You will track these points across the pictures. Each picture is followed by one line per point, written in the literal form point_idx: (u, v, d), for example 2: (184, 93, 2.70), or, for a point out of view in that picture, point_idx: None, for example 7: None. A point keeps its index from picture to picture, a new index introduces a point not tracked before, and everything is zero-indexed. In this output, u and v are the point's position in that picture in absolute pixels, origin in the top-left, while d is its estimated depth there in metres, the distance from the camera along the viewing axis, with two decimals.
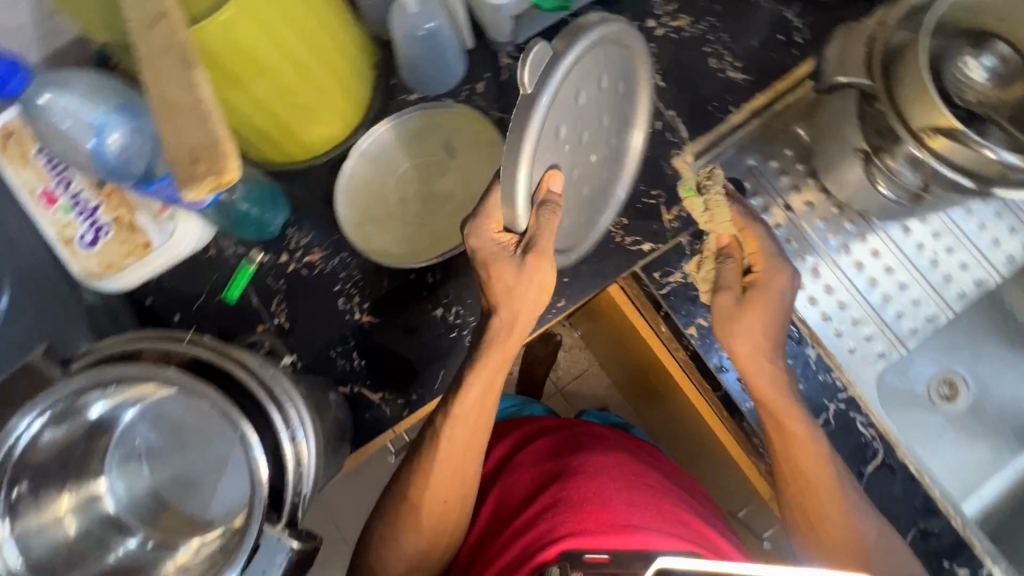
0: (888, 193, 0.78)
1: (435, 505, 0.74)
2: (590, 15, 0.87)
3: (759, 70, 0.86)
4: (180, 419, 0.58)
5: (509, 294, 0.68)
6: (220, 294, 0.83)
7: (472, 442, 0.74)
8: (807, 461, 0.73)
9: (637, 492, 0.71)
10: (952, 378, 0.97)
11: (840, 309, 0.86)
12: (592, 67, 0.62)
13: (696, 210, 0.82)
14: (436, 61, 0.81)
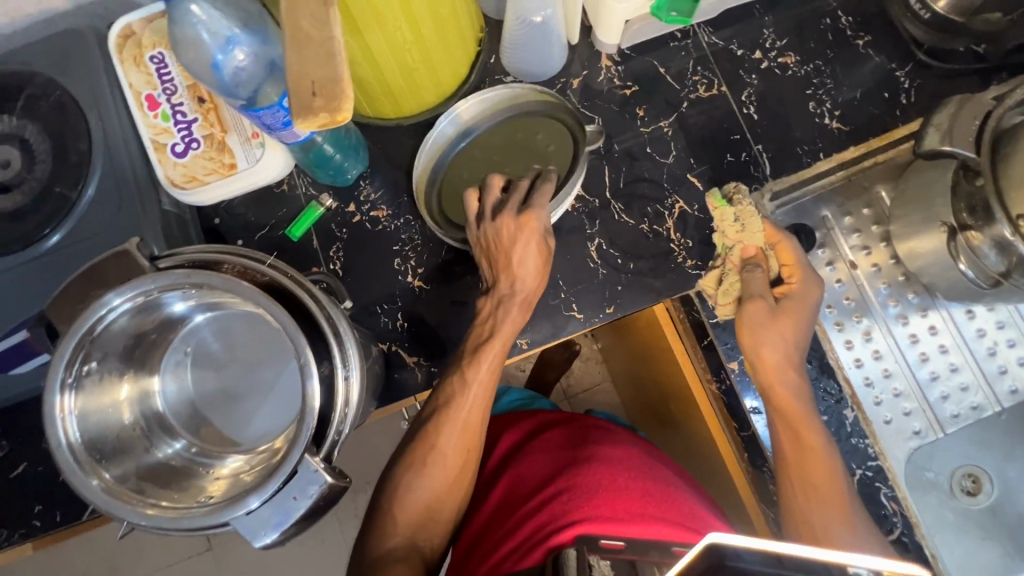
0: (968, 272, 0.75)
1: (451, 471, 0.73)
2: (699, 35, 0.87)
3: (856, 122, 0.85)
4: (241, 333, 0.60)
5: (541, 262, 0.73)
6: (283, 228, 0.85)
7: (488, 388, 0.74)
8: (828, 495, 0.71)
9: (654, 484, 0.73)
10: (976, 474, 0.86)
11: (885, 378, 0.85)
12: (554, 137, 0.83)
13: (723, 222, 0.79)
14: (541, 49, 0.82)
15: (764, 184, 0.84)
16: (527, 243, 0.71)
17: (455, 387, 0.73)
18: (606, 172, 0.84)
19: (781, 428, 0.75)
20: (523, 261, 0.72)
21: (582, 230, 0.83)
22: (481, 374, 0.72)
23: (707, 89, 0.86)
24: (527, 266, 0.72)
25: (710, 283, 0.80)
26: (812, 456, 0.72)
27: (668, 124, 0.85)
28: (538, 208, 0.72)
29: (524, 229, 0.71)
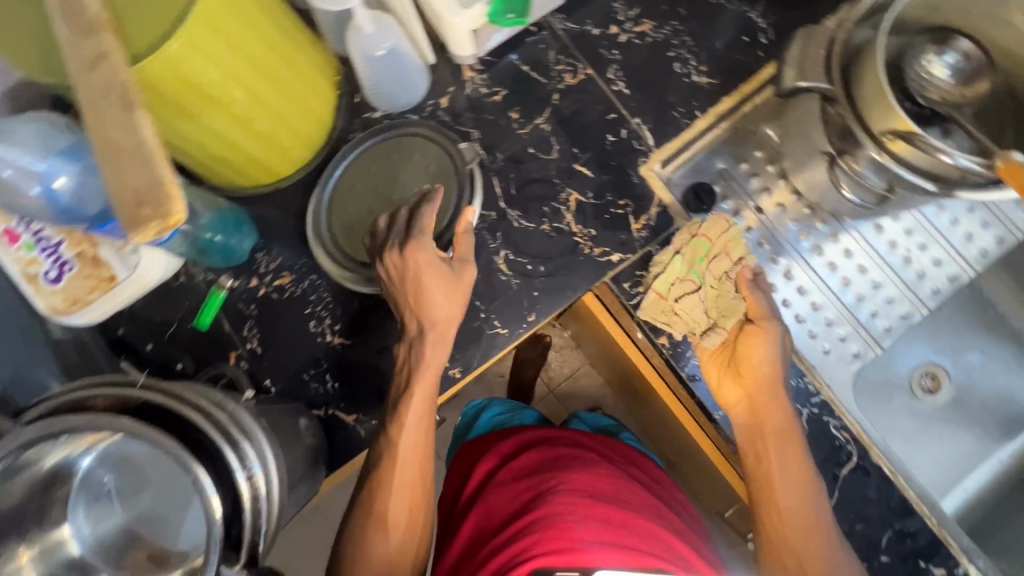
0: (853, 197, 0.78)
1: (400, 523, 0.74)
2: (553, 24, 0.87)
3: (724, 72, 0.85)
4: (137, 459, 0.57)
5: (456, 303, 0.73)
6: (190, 321, 0.83)
7: (422, 431, 0.75)
8: (772, 460, 0.72)
9: (620, 512, 0.73)
10: (936, 372, 1.04)
11: (815, 311, 0.86)
12: (428, 157, 0.83)
13: (705, 235, 0.80)
14: (396, 78, 0.81)
15: (652, 154, 0.84)
16: (436, 290, 0.72)
17: (389, 438, 0.74)
18: (496, 182, 0.84)
19: (747, 403, 0.74)
20: (427, 303, 0.72)
21: (485, 246, 0.82)
22: (409, 423, 0.74)
23: (573, 76, 0.85)
24: (437, 305, 0.72)
25: (687, 296, 0.79)
26: (763, 414, 0.73)
27: (544, 119, 0.85)
28: (422, 239, 0.72)
29: (413, 262, 0.71)
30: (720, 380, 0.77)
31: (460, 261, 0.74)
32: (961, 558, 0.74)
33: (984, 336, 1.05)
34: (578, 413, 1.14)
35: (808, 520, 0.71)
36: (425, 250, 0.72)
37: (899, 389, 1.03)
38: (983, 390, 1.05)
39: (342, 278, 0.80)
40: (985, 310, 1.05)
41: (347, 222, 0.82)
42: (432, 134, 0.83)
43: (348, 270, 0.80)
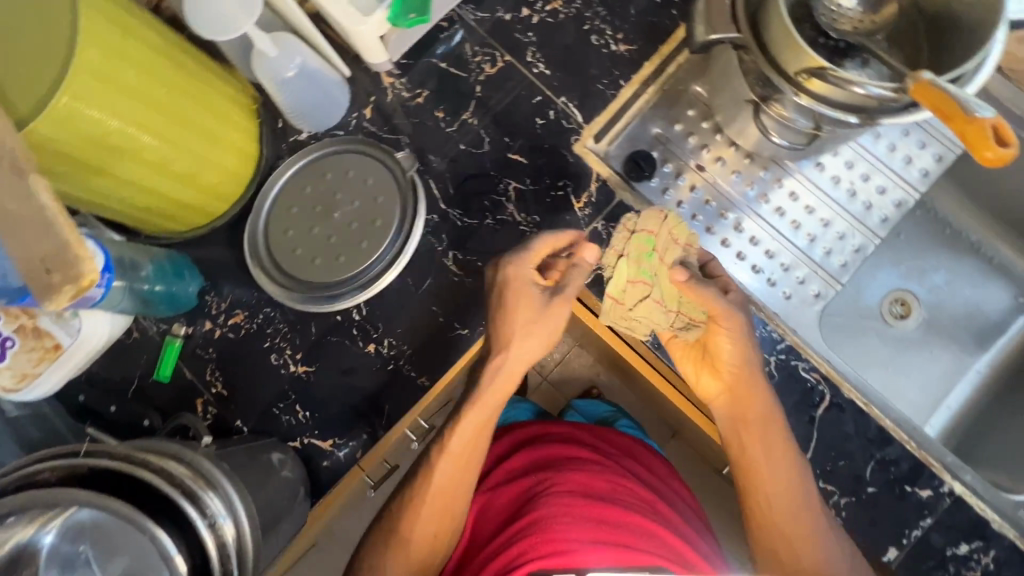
0: (781, 141, 0.79)
1: (425, 540, 0.75)
2: (464, 17, 0.85)
3: (641, 36, 0.84)
4: (96, 529, 0.53)
5: (542, 338, 0.73)
6: (151, 375, 0.82)
7: (475, 445, 0.76)
8: (755, 440, 0.71)
9: (609, 509, 0.71)
10: (903, 297, 1.06)
11: (770, 257, 0.86)
12: (358, 169, 0.82)
13: (647, 233, 0.76)
14: (313, 96, 0.80)
15: (583, 131, 0.83)
16: (532, 317, 0.72)
17: (436, 460, 0.76)
18: (433, 185, 0.83)
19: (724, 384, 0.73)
20: (529, 334, 0.73)
21: (433, 250, 0.82)
22: (457, 444, 0.75)
23: (493, 65, 0.85)
24: (519, 325, 0.73)
25: (652, 306, 0.75)
26: (746, 404, 0.72)
27: (471, 114, 0.84)
28: (519, 259, 0.73)
29: (507, 276, 0.73)
30: (697, 375, 0.76)
31: (559, 291, 0.73)
32: (945, 477, 0.75)
33: (944, 253, 1.07)
34: (576, 403, 1.14)
35: (796, 504, 0.69)
36: (525, 277, 0.73)
37: (869, 316, 1.05)
38: (952, 306, 1.06)
39: (292, 301, 0.80)
40: (942, 228, 1.06)
41: (287, 247, 0.80)
42: (357, 143, 0.82)
43: (295, 294, 0.79)
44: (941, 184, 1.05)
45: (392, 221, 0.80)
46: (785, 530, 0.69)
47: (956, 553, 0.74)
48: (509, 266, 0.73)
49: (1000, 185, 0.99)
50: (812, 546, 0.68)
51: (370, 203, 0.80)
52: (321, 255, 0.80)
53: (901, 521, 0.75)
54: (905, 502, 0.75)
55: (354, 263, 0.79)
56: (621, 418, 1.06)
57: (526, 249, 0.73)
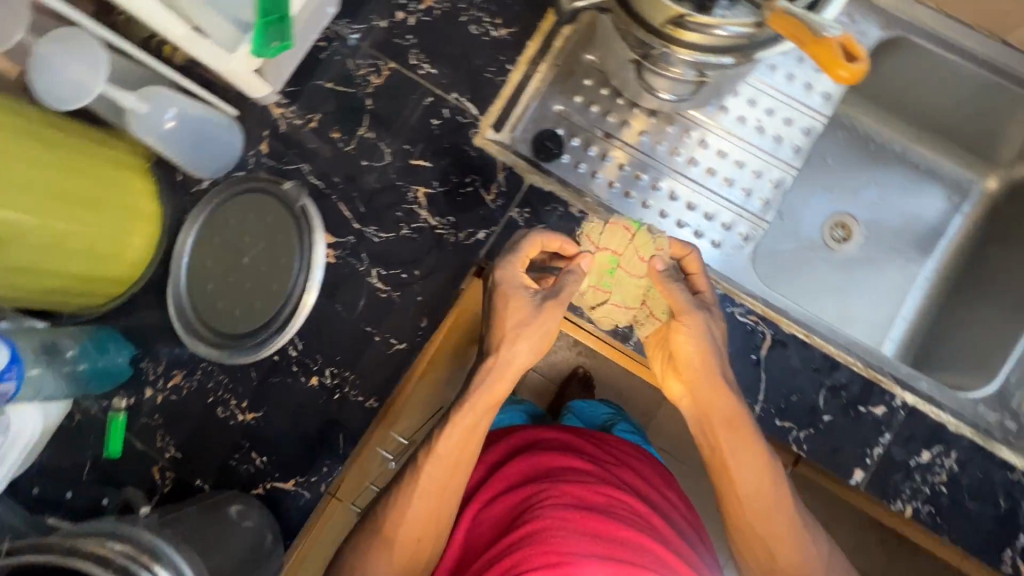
0: (670, 96, 0.80)
1: (408, 543, 0.72)
2: (341, 32, 0.84)
3: (520, 17, 0.84)
4: None
5: (531, 342, 0.71)
6: (102, 454, 0.81)
7: (466, 446, 0.73)
8: (726, 436, 0.70)
9: (606, 522, 0.68)
10: (843, 221, 1.06)
11: (692, 210, 0.86)
12: (255, 211, 0.80)
13: (596, 244, 0.77)
14: (203, 142, 0.79)
15: (480, 122, 0.83)
16: (527, 319, 0.71)
17: (421, 463, 0.73)
18: (342, 207, 0.82)
19: (678, 360, 0.71)
20: (520, 338, 0.71)
21: (356, 272, 0.81)
22: (445, 446, 0.71)
23: (379, 75, 0.84)
24: (510, 324, 0.71)
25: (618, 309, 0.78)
26: (710, 407, 0.70)
27: (367, 128, 0.83)
28: (511, 263, 0.73)
29: (509, 280, 0.72)
30: (664, 375, 0.76)
31: (553, 295, 0.72)
32: (894, 390, 0.76)
33: (873, 168, 1.07)
34: (572, 405, 1.07)
35: (769, 505, 0.69)
36: (517, 287, 0.71)
37: (812, 247, 1.05)
38: (891, 220, 1.06)
39: (218, 355, 0.79)
40: (866, 144, 1.06)
41: (206, 302, 0.80)
42: (250, 186, 0.81)
43: (224, 351, 0.79)
44: (855, 102, 1.05)
45: (292, 245, 0.79)
46: (756, 510, 0.69)
47: (919, 461, 0.75)
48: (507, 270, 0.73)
49: (909, 92, 1.00)
50: (790, 544, 0.69)
51: (276, 240, 0.79)
52: (240, 304, 0.79)
53: (861, 442, 0.76)
54: (862, 423, 0.76)
55: (271, 305, 0.78)
56: (620, 423, 0.99)
57: (515, 253, 0.73)
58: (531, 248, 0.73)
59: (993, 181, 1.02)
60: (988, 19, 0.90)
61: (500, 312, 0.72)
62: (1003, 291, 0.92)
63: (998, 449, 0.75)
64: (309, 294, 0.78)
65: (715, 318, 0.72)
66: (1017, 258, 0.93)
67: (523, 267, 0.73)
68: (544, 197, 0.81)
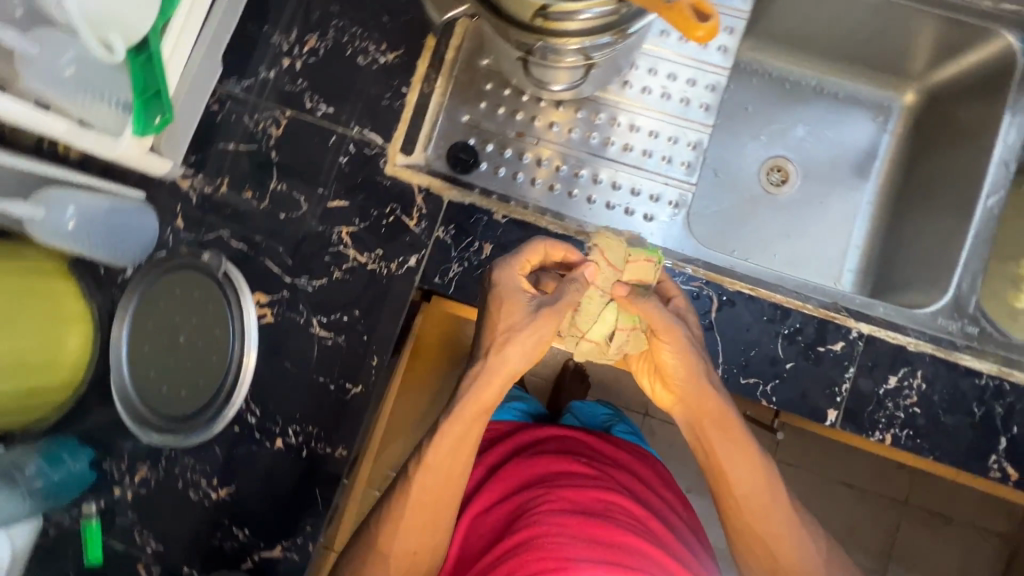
0: (563, 87, 0.80)
1: (403, 557, 0.69)
2: (231, 91, 0.83)
3: (405, 38, 0.84)
4: None
5: (525, 347, 0.66)
6: (83, 562, 0.79)
7: (460, 456, 0.69)
8: (721, 438, 0.69)
9: (607, 527, 0.67)
10: (779, 164, 1.05)
11: (618, 189, 0.85)
12: (179, 288, 0.79)
13: (610, 265, 0.69)
14: (117, 231, 0.78)
15: (388, 150, 0.82)
16: (519, 325, 0.66)
17: (411, 475, 0.69)
18: (270, 264, 0.81)
19: (660, 368, 0.70)
20: (509, 344, 0.66)
21: (297, 324, 0.80)
22: (436, 456, 0.67)
23: (277, 125, 0.83)
24: (499, 326, 0.66)
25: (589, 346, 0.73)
26: (702, 410, 0.69)
27: (277, 180, 0.82)
28: (507, 264, 0.69)
29: (506, 280, 0.68)
30: (652, 386, 0.74)
31: (550, 302, 0.66)
32: (849, 324, 0.76)
33: (796, 107, 1.06)
34: (573, 405, 1.04)
35: (766, 505, 0.69)
36: (515, 292, 0.67)
37: (754, 197, 1.04)
38: (826, 154, 1.05)
39: (171, 440, 0.77)
40: (781, 85, 1.06)
41: (150, 392, 0.79)
42: (173, 265, 0.80)
43: (178, 435, 0.77)
44: (760, 47, 1.05)
45: (222, 310, 0.78)
46: (753, 495, 0.68)
47: (888, 388, 0.75)
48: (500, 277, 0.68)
49: (809, 28, 1.00)
50: (790, 548, 0.69)
51: (207, 312, 0.79)
52: (184, 385, 0.78)
53: (827, 382, 0.75)
54: (823, 363, 0.76)
55: (214, 380, 0.78)
56: (617, 424, 0.96)
57: (517, 255, 0.69)
58: (534, 255, 0.70)
59: (911, 95, 1.02)
60: None
61: (491, 319, 0.67)
62: (940, 200, 0.93)
63: (960, 359, 0.76)
64: (251, 354, 0.78)
65: (695, 327, 0.71)
66: (946, 166, 0.93)
67: (522, 271, 0.69)
68: (466, 211, 0.81)
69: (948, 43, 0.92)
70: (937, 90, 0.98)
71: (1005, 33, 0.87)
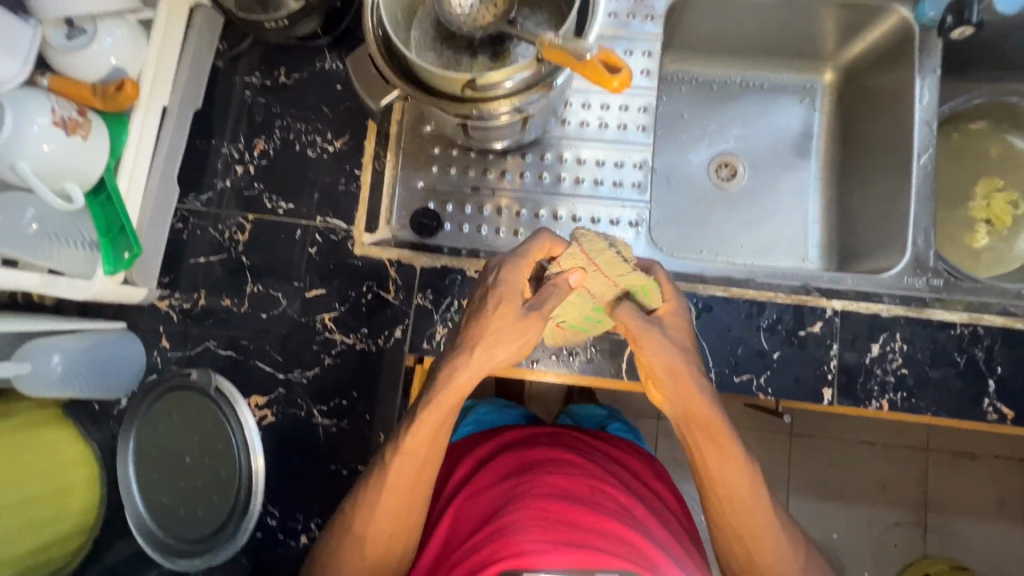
0: (507, 142, 0.85)
1: (380, 538, 0.71)
2: (192, 207, 0.86)
3: (348, 124, 0.87)
4: None
5: (511, 348, 0.66)
6: None
7: (434, 439, 0.69)
8: (712, 439, 0.69)
9: (585, 513, 0.68)
10: (725, 160, 1.09)
11: (579, 221, 0.89)
12: (174, 411, 0.80)
13: (586, 253, 0.69)
14: (103, 365, 0.79)
15: (353, 231, 0.84)
16: (508, 326, 0.65)
17: (389, 458, 0.70)
18: (261, 364, 0.82)
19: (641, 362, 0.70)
20: (498, 344, 0.66)
21: (299, 418, 0.81)
22: (410, 443, 0.68)
23: (243, 230, 0.85)
24: (490, 327, 0.66)
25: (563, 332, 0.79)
26: (692, 413, 0.69)
27: (252, 282, 0.84)
28: (513, 262, 0.68)
29: (506, 283, 0.67)
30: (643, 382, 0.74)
31: (540, 308, 0.66)
32: (823, 304, 0.79)
33: (729, 103, 1.11)
34: (570, 409, 1.10)
35: (747, 505, 0.71)
36: (507, 289, 0.66)
37: (709, 194, 1.08)
38: (767, 141, 1.09)
39: (195, 564, 0.77)
40: (710, 86, 1.11)
41: (166, 520, 0.79)
42: (161, 388, 0.81)
43: (204, 555, 0.78)
44: (681, 58, 1.11)
45: (222, 426, 0.79)
46: (730, 496, 0.71)
47: (873, 356, 0.78)
48: (494, 273, 0.68)
49: (720, 36, 1.06)
50: (767, 544, 0.71)
51: (207, 426, 0.79)
52: (200, 505, 0.79)
53: (814, 362, 0.78)
54: (807, 346, 0.78)
55: (228, 494, 0.78)
56: (613, 423, 1.01)
57: (522, 257, 0.68)
58: (535, 253, 0.68)
59: (830, 74, 1.08)
60: None
61: (484, 315, 0.66)
62: (878, 165, 0.98)
63: (932, 314, 0.79)
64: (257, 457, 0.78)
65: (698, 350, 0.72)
66: (876, 133, 0.99)
67: (526, 272, 0.68)
68: (439, 273, 0.83)
69: (850, 24, 0.98)
70: (852, 66, 1.04)
71: (897, 7, 0.93)
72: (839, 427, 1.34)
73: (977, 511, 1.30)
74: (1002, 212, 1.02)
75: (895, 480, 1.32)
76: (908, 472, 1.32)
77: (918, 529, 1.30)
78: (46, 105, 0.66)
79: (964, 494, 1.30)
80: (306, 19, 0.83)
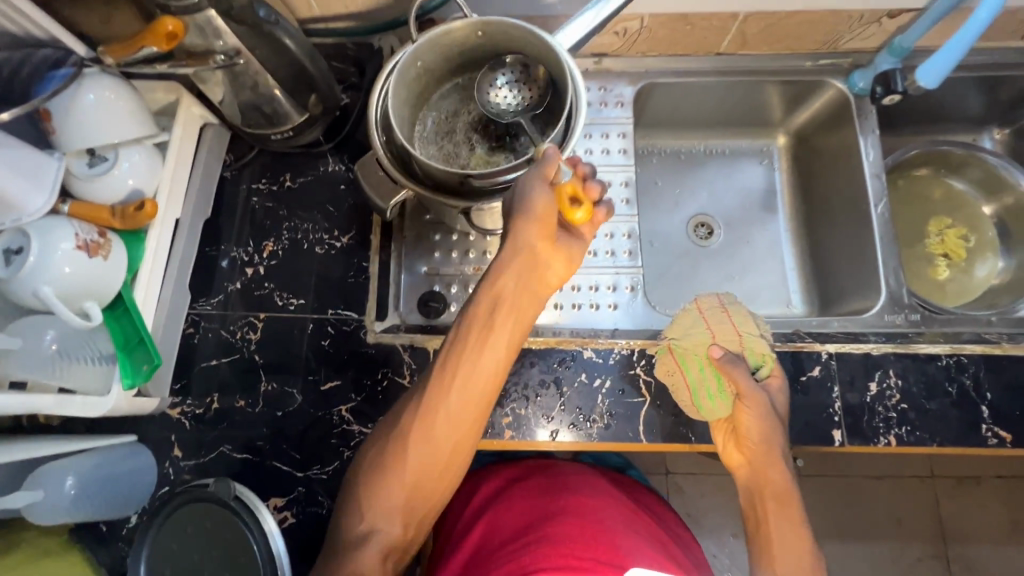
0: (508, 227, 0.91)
1: (442, 433, 0.71)
2: (202, 310, 0.88)
3: (354, 220, 0.92)
4: None
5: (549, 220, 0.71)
6: None
7: (489, 331, 0.73)
8: (782, 506, 0.76)
9: (624, 536, 0.72)
10: (703, 221, 1.17)
11: (579, 290, 0.94)
12: (187, 527, 0.75)
13: (728, 315, 0.86)
14: (114, 486, 0.78)
15: (365, 319, 0.87)
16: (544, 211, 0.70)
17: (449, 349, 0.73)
18: (280, 464, 0.81)
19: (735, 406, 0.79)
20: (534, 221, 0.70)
21: (321, 516, 0.79)
22: (471, 331, 0.72)
23: (255, 329, 0.87)
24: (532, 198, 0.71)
25: (681, 389, 0.81)
26: (767, 479, 0.77)
27: (267, 380, 0.84)
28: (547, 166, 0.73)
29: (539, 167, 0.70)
30: (724, 448, 0.81)
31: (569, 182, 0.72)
32: (817, 350, 0.84)
33: (698, 169, 1.21)
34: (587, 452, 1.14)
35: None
36: (532, 194, 0.68)
37: (690, 252, 1.15)
38: (737, 199, 1.19)
39: None
40: (679, 156, 1.21)
41: None
42: (174, 504, 0.76)
43: None
44: (650, 134, 1.21)
45: (242, 533, 0.73)
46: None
47: (872, 394, 0.82)
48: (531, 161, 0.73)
49: (684, 113, 1.16)
50: None
51: (225, 538, 0.74)
52: None
53: (818, 406, 0.82)
54: (811, 391, 0.82)
55: None
56: (631, 467, 1.08)
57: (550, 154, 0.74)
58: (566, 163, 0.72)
59: (782, 138, 1.20)
60: (696, 46, 1.05)
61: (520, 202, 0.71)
62: (839, 216, 1.07)
63: (918, 349, 0.84)
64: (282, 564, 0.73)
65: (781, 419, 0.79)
66: (833, 187, 1.09)
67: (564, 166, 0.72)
68: None
69: (795, 96, 1.11)
70: (801, 130, 1.16)
71: (833, 81, 1.06)
72: (846, 464, 1.36)
73: (994, 535, 1.30)
74: (956, 246, 1.12)
75: (909, 512, 1.32)
76: (920, 503, 1.33)
77: (941, 562, 1.29)
78: (70, 231, 0.68)
79: (978, 519, 1.31)
80: (310, 130, 0.90)
